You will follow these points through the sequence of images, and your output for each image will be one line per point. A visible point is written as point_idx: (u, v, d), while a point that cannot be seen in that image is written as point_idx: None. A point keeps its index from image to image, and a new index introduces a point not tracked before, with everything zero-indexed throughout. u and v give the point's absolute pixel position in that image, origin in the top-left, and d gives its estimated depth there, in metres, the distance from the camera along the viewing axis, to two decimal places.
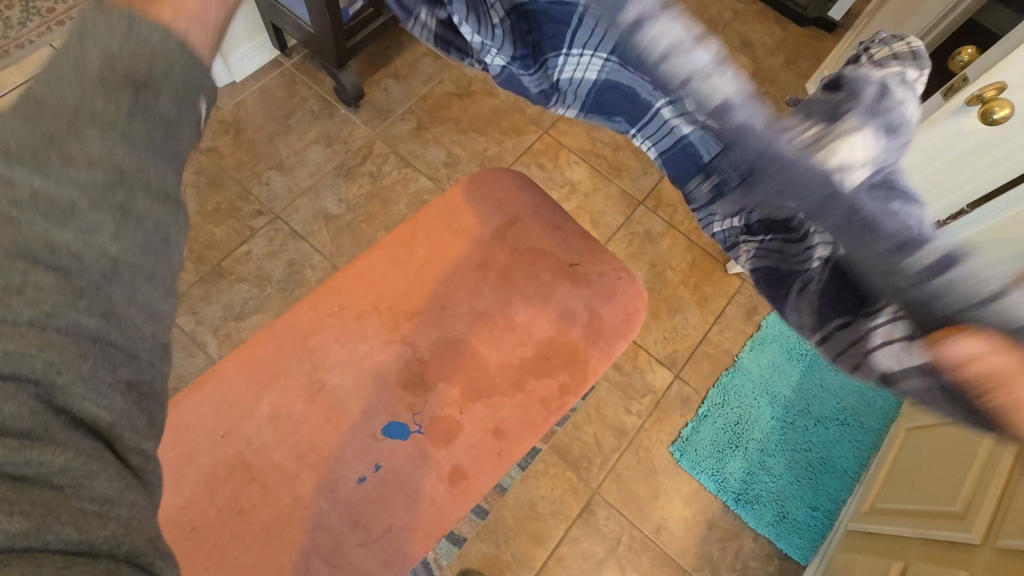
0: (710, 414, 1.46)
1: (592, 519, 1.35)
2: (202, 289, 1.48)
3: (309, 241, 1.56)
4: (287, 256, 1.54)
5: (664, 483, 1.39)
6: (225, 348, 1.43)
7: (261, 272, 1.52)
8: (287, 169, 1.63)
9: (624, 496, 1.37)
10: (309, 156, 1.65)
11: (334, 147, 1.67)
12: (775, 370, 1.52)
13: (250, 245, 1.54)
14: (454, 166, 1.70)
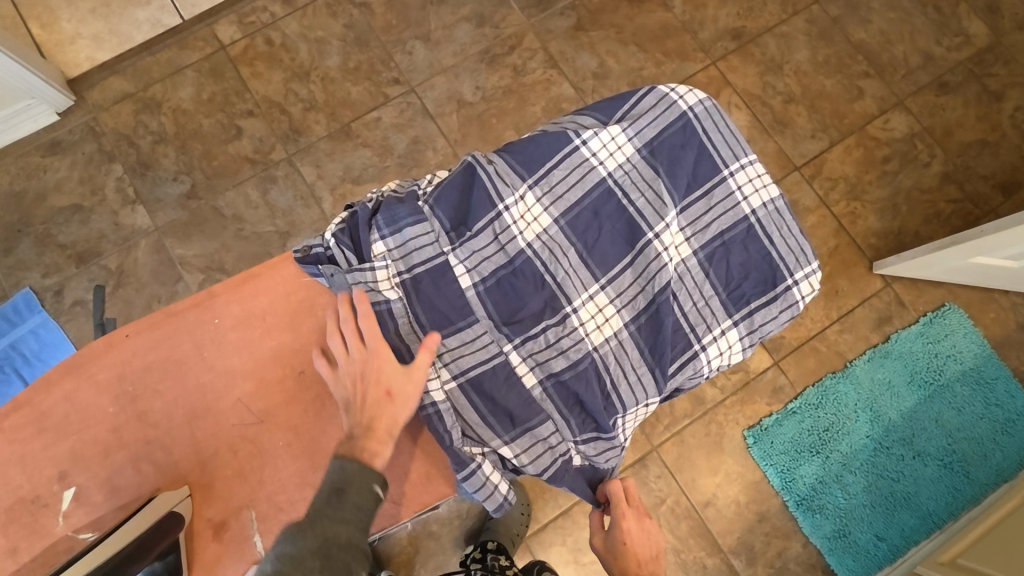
0: (799, 411, 1.35)
1: (643, 474, 1.33)
2: (330, 145, 1.49)
3: (437, 122, 1.51)
4: (413, 132, 1.51)
5: (726, 463, 1.34)
6: (338, 208, 1.46)
7: (385, 141, 1.50)
8: (432, 43, 1.56)
9: (683, 462, 1.34)
10: (457, 34, 1.57)
11: (485, 29, 1.57)
12: (888, 389, 1.37)
13: (381, 112, 1.51)
14: (604, 79, 1.56)
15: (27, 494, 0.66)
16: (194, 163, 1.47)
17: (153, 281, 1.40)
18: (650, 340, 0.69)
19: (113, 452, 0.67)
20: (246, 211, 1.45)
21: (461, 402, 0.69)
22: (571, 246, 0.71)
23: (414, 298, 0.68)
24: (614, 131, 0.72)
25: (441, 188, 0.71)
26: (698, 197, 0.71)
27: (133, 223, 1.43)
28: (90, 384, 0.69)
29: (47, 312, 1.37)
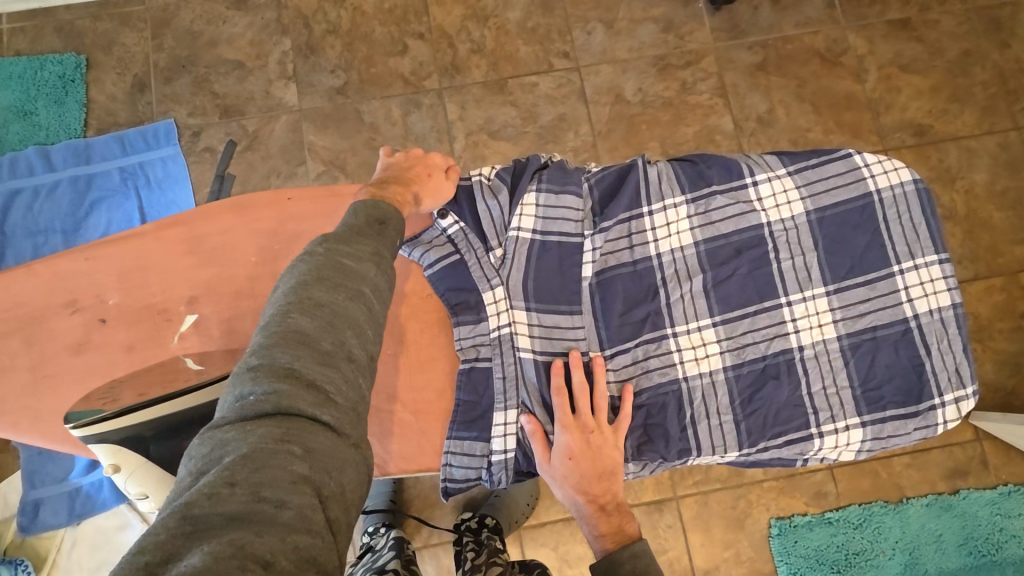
0: (835, 523, 1.30)
1: (655, 517, 1.32)
2: (481, 92, 1.49)
3: (589, 108, 1.49)
4: (562, 109, 1.49)
5: (741, 542, 1.31)
6: (467, 153, 1.47)
7: (533, 108, 1.49)
8: (614, 31, 1.53)
9: (698, 524, 1.31)
10: (640, 31, 1.54)
11: (668, 36, 1.54)
12: (936, 542, 1.29)
13: (540, 79, 1.51)
14: (767, 125, 1.50)
15: (157, 303, 0.70)
16: (354, 63, 1.51)
17: (280, 156, 1.46)
18: (747, 392, 0.68)
19: (243, 298, 0.70)
20: (383, 125, 1.47)
21: (527, 378, 0.68)
22: (702, 274, 0.70)
23: (529, 266, 0.69)
24: (789, 185, 0.71)
25: (602, 177, 0.72)
26: (859, 282, 0.69)
27: (282, 97, 1.49)
28: (247, 230, 0.72)
29: (179, 147, 1.45)
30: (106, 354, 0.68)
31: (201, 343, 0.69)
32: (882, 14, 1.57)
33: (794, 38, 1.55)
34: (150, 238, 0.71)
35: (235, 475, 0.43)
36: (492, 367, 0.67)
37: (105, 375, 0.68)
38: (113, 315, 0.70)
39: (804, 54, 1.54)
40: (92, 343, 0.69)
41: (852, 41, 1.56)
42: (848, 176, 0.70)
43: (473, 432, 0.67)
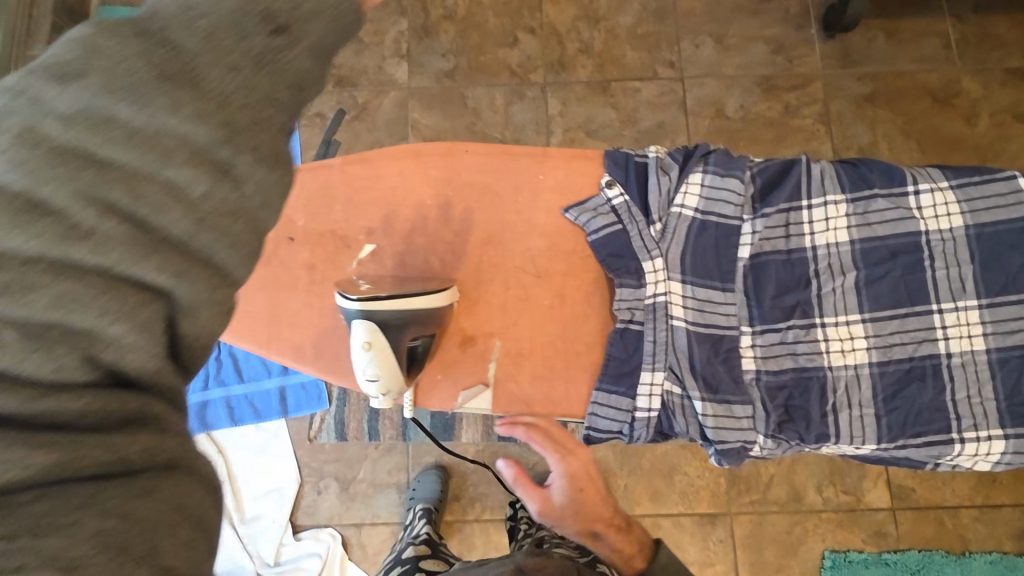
0: (892, 565, 1.28)
1: (707, 530, 1.31)
2: (584, 91, 1.53)
3: (688, 120, 1.51)
4: (662, 117, 1.52)
5: (792, 568, 1.29)
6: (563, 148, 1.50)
7: (633, 112, 1.52)
8: (723, 47, 1.55)
9: (750, 542, 1.30)
10: (749, 50, 1.55)
11: (777, 58, 1.54)
12: None
13: (643, 85, 1.53)
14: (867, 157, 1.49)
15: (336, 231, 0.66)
16: (465, 49, 1.55)
17: (384, 129, 1.52)
18: (891, 391, 0.64)
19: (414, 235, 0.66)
20: (486, 111, 1.52)
21: (682, 351, 0.64)
22: (854, 271, 0.66)
23: (691, 240, 0.65)
24: (950, 195, 0.65)
25: (768, 163, 0.68)
26: (1014, 299, 0.63)
27: (394, 73, 1.54)
28: (419, 169, 0.67)
29: (293, 109, 1.52)
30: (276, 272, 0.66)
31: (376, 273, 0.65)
32: (1003, 60, 1.54)
33: (907, 75, 1.53)
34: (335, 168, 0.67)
35: (77, 530, 0.30)
36: (648, 337, 0.63)
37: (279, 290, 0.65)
38: (299, 234, 0.66)
39: (915, 91, 1.53)
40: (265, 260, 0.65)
41: (966, 84, 1.53)
42: (1008, 195, 0.64)
43: (621, 387, 0.63)
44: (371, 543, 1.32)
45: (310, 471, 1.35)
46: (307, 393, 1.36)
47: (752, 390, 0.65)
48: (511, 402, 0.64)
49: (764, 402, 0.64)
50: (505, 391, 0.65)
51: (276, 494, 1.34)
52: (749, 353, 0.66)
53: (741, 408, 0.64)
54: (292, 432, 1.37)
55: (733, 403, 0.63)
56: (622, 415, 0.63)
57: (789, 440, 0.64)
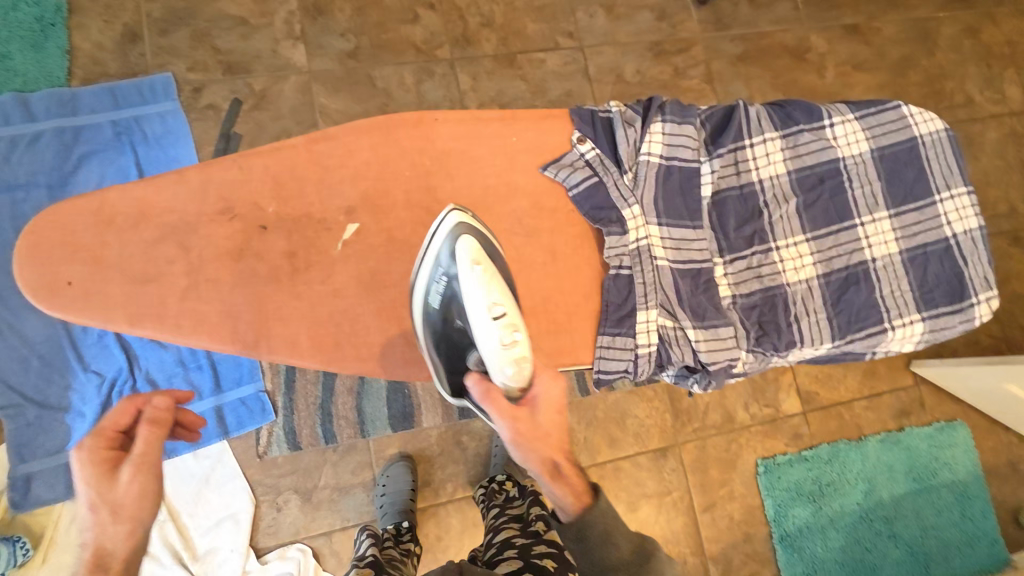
0: (811, 460, 1.48)
1: (661, 462, 1.43)
2: (492, 65, 1.54)
3: (593, 87, 1.59)
4: (568, 86, 1.57)
5: (734, 481, 1.45)
6: None
7: (541, 83, 1.56)
8: (614, 15, 1.64)
9: (698, 465, 1.45)
10: (637, 18, 1.65)
11: (662, 24, 1.66)
12: (888, 471, 1.51)
13: (547, 56, 1.57)
14: None
15: (315, 213, 0.66)
16: (364, 27, 1.49)
17: (289, 117, 1.42)
18: (835, 296, 0.76)
19: (397, 209, 0.67)
20: (396, 91, 1.48)
21: (666, 286, 0.72)
22: (795, 198, 0.77)
23: (662, 186, 0.73)
24: (858, 126, 0.77)
25: (713, 111, 0.77)
26: (913, 208, 0.76)
27: (290, 56, 1.44)
28: (392, 144, 0.68)
29: (179, 103, 1.37)
30: (256, 265, 0.65)
31: (364, 250, 0.66)
32: (840, 18, 1.80)
33: (769, 34, 1.73)
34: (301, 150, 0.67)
35: None
36: (637, 277, 0.70)
37: (261, 283, 0.64)
38: (273, 222, 0.66)
39: (777, 49, 1.73)
40: (243, 252, 0.65)
41: (815, 41, 1.77)
42: (902, 119, 0.77)
43: (623, 328, 0.69)
44: (343, 548, 1.27)
45: (265, 488, 1.26)
46: (248, 407, 1.27)
47: (730, 312, 0.75)
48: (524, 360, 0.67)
49: (740, 320, 0.75)
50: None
51: (230, 522, 1.23)
52: (722, 279, 0.76)
53: (723, 330, 0.73)
54: (238, 451, 1.26)
55: (720, 325, 0.72)
56: (624, 351, 0.70)
57: (765, 349, 0.74)
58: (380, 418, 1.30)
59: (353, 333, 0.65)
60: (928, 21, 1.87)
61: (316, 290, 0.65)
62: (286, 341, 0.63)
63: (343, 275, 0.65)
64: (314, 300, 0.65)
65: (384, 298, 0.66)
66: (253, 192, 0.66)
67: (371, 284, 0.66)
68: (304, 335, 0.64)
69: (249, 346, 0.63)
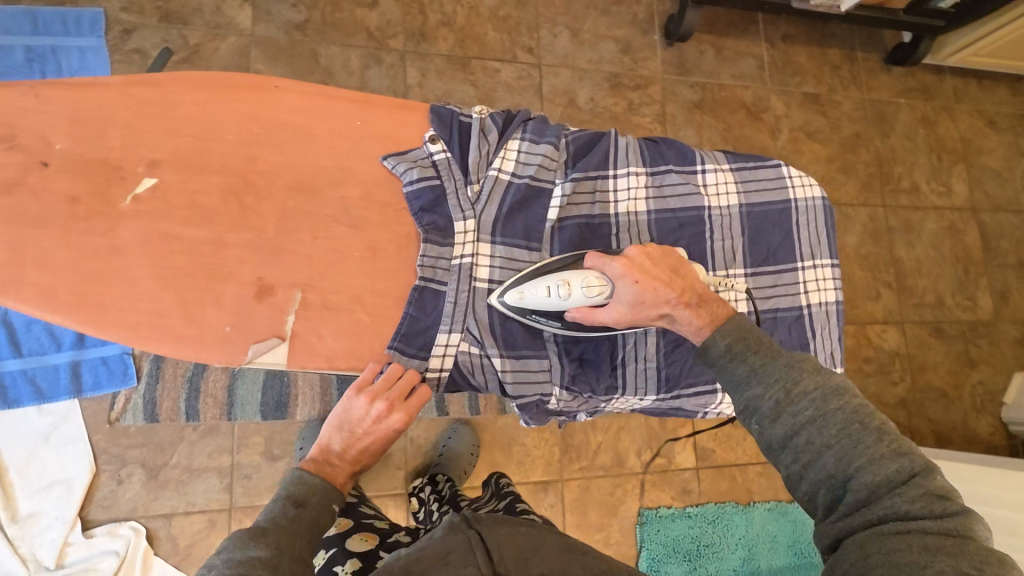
0: (694, 517, 1.45)
1: (539, 496, 1.38)
2: (444, 65, 1.51)
3: (543, 106, 1.56)
4: (519, 101, 1.55)
5: (612, 527, 1.41)
6: None
7: (490, 92, 1.53)
8: (577, 40, 1.63)
9: (578, 505, 1.40)
10: (600, 47, 1.64)
11: (624, 57, 1.66)
12: (771, 541, 1.48)
13: (502, 67, 1.55)
14: None
15: (112, 159, 0.64)
16: (317, 3, 1.45)
17: None
18: (668, 348, 0.77)
19: (207, 173, 0.66)
20: (339, 72, 1.43)
21: (479, 305, 0.70)
22: (649, 239, 0.75)
23: (503, 201, 0.71)
24: (730, 178, 0.76)
25: (578, 138, 0.76)
26: (770, 271, 0.75)
27: (234, 17, 1.39)
28: (223, 106, 0.69)
29: (104, 41, 1.30)
30: (30, 203, 0.61)
31: (158, 206, 0.64)
32: (801, 85, 1.82)
33: (729, 88, 1.74)
34: (113, 90, 0.66)
35: None
36: (451, 291, 0.69)
37: (28, 224, 0.61)
38: (59, 161, 0.63)
39: (734, 103, 1.74)
40: (14, 187, 0.62)
41: (773, 102, 1.78)
42: (774, 179, 0.76)
43: (412, 348, 0.68)
44: (181, 535, 1.18)
45: (109, 458, 1.18)
46: (109, 368, 1.18)
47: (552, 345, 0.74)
48: (309, 355, 0.65)
49: (559, 354, 0.74)
50: (306, 344, 0.65)
51: (61, 487, 1.14)
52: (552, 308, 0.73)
53: (536, 362, 0.73)
54: (88, 413, 1.18)
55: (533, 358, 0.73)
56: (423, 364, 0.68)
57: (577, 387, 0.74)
58: (251, 404, 1.19)
59: (120, 297, 0.62)
60: (887, 104, 1.91)
61: (92, 243, 0.62)
62: (39, 291, 0.60)
63: (127, 232, 0.63)
64: (87, 252, 0.62)
65: (166, 262, 0.63)
66: (44, 126, 0.63)
67: (158, 245, 0.64)
68: (64, 288, 0.61)
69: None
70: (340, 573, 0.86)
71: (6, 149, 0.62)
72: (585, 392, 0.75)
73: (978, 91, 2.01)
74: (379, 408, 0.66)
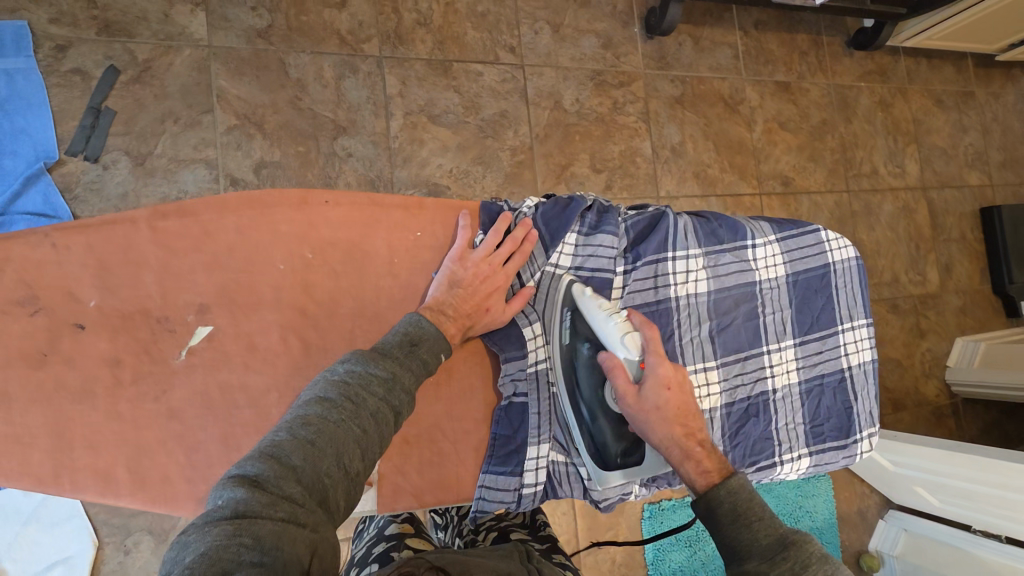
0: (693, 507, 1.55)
1: (552, 505, 1.43)
2: (425, 70, 1.41)
3: (529, 110, 1.51)
4: (504, 107, 1.48)
5: (620, 524, 1.49)
6: (403, 133, 1.38)
7: (475, 98, 1.46)
8: (559, 36, 1.56)
9: (588, 510, 1.46)
10: (582, 43, 1.58)
11: (606, 53, 1.61)
12: None
13: (485, 70, 1.47)
14: (678, 156, 1.67)
15: (153, 309, 0.67)
16: (279, 3, 1.30)
17: (179, 97, 1.22)
18: (733, 429, 0.77)
19: (264, 311, 0.69)
20: (311, 84, 1.31)
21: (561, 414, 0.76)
22: (707, 321, 0.78)
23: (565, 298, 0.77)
24: (776, 250, 0.80)
25: (637, 220, 0.79)
26: (815, 338, 0.80)
27: (187, 25, 1.23)
28: (268, 231, 0.70)
29: (35, 62, 1.13)
30: (68, 373, 0.65)
31: (211, 355, 0.68)
32: (772, 74, 1.84)
33: (707, 80, 1.74)
34: (143, 227, 0.67)
35: None
36: (531, 404, 0.74)
37: (71, 398, 0.65)
38: (91, 320, 0.66)
39: (713, 96, 1.74)
40: (48, 357, 0.65)
41: (749, 93, 1.80)
42: (814, 246, 0.81)
43: (508, 467, 0.73)
44: None
45: (111, 529, 1.11)
46: None
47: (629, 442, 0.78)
48: (397, 497, 0.71)
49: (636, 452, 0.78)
50: (391, 485, 0.71)
51: (62, 567, 1.07)
52: None
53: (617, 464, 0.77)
54: None
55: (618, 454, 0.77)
56: (515, 473, 0.73)
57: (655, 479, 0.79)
58: None
59: (180, 467, 0.66)
60: (850, 89, 1.97)
61: (145, 408, 0.66)
62: (96, 474, 0.65)
63: (180, 393, 0.67)
64: (143, 419, 0.66)
65: (231, 420, 0.67)
66: (71, 279, 0.65)
67: (217, 399, 0.67)
68: (120, 469, 0.65)
69: (50, 480, 0.64)
70: (396, 558, 0.92)
71: (32, 314, 0.65)
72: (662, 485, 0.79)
73: (928, 71, 2.10)
74: (491, 274, 0.72)
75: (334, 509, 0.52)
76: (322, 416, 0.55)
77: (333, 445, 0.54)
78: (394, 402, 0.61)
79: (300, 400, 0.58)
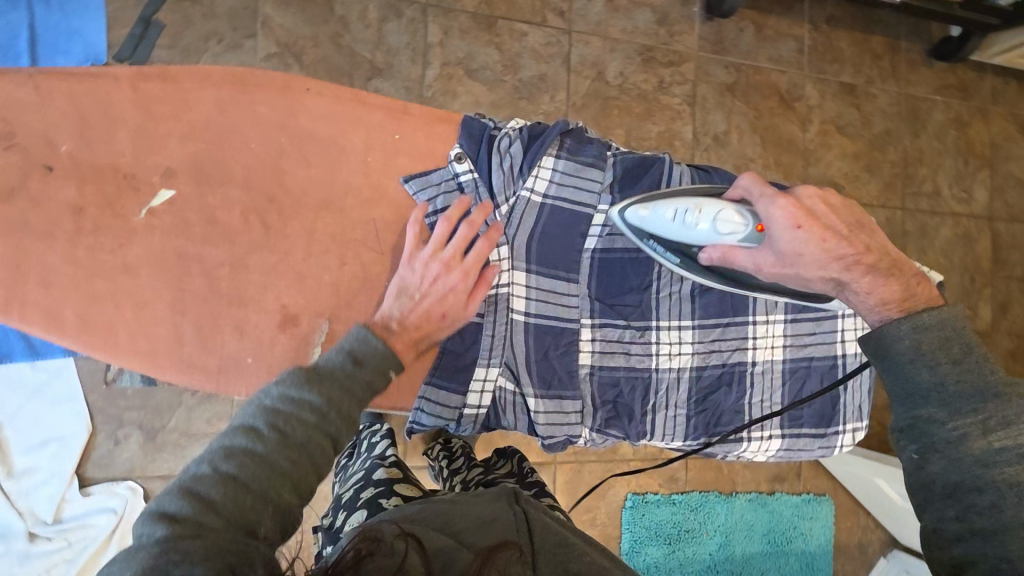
0: (677, 504, 1.49)
1: None
2: (470, 25, 1.40)
3: (569, 78, 1.47)
4: (545, 70, 1.45)
5: (599, 508, 1.45)
6: (438, 83, 1.37)
7: (516, 58, 1.43)
8: (612, 5, 1.51)
9: (569, 487, 1.44)
10: (636, 16, 1.53)
11: (660, 28, 1.55)
12: (747, 530, 1.55)
13: (530, 30, 1.44)
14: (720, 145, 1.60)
15: (122, 165, 0.69)
16: None
17: (225, 18, 1.25)
18: (702, 393, 0.87)
19: (229, 188, 0.72)
20: (353, 23, 1.32)
21: (517, 341, 0.80)
22: (691, 284, 0.85)
23: (542, 231, 0.80)
24: None
25: (625, 162, 0.82)
26: (808, 319, 0.87)
27: None
28: (247, 110, 0.73)
29: None
30: (33, 212, 0.67)
31: (173, 220, 0.70)
32: (838, 74, 1.74)
33: (765, 71, 1.65)
34: (124, 85, 0.70)
35: None
36: (485, 323, 0.78)
37: (32, 237, 0.67)
38: (62, 163, 0.68)
39: (768, 89, 1.65)
40: (15, 193, 0.67)
41: (808, 90, 1.70)
42: None
43: (454, 383, 0.77)
44: None
45: (106, 418, 1.17)
46: None
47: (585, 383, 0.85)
48: None
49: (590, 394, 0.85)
50: None
51: (56, 445, 1.14)
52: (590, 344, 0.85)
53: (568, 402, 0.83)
54: (83, 372, 1.16)
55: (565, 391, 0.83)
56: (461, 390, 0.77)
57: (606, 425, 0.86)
58: None
59: (131, 321, 0.69)
60: (923, 101, 1.83)
61: (102, 259, 0.69)
62: (46, 312, 0.67)
63: (137, 250, 0.69)
64: (100, 270, 0.68)
65: (184, 288, 0.70)
66: (48, 125, 0.68)
67: (172, 263, 0.70)
68: (72, 311, 0.68)
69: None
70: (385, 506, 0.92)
71: (6, 149, 0.67)
72: (615, 432, 0.87)
73: (1017, 93, 1.93)
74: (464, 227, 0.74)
75: (286, 510, 0.57)
76: (245, 451, 0.57)
77: (259, 482, 0.56)
78: (329, 429, 0.61)
79: (230, 424, 0.59)
